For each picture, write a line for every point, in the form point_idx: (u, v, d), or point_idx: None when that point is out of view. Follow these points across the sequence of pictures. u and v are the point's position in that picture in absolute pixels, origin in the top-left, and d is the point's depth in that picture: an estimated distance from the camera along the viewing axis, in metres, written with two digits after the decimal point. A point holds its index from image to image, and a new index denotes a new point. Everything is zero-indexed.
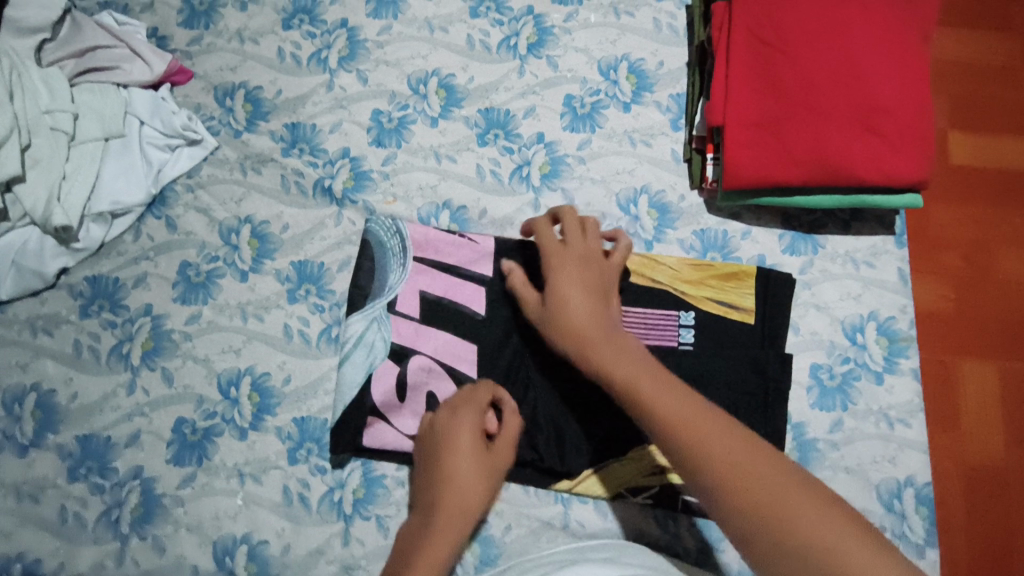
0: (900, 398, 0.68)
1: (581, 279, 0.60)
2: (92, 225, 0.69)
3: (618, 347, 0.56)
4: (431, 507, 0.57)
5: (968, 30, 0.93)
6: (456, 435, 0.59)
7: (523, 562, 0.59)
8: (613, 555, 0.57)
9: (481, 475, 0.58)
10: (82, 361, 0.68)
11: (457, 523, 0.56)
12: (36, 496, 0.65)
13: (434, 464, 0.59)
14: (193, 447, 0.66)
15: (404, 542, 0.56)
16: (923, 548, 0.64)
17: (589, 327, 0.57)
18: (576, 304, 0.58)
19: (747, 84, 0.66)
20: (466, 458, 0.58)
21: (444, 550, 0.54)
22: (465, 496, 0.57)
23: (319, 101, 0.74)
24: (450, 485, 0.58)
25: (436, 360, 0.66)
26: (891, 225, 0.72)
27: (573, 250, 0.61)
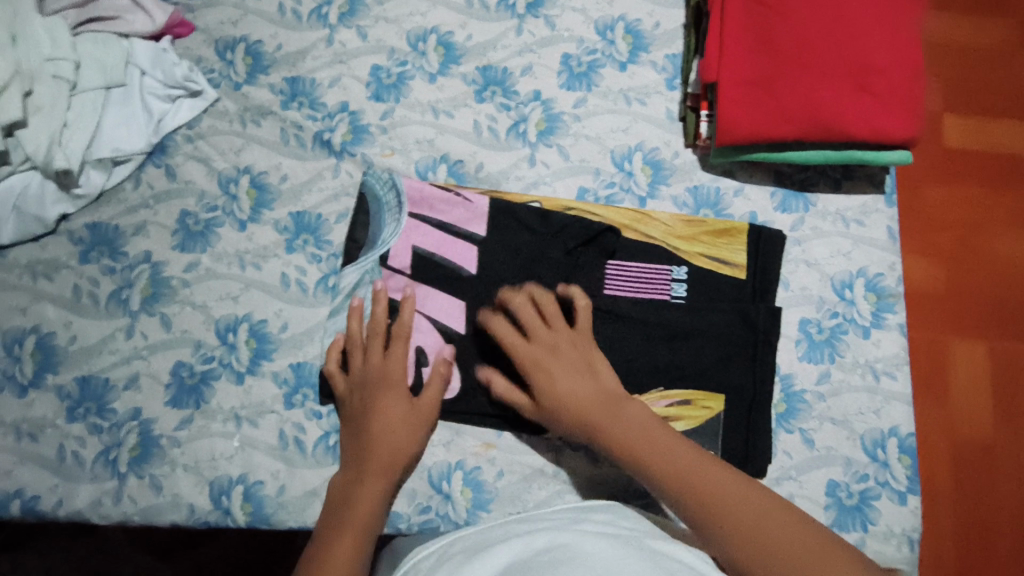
0: (887, 351, 0.69)
1: (563, 372, 0.62)
2: (93, 172, 0.70)
3: (617, 419, 0.59)
4: (358, 467, 0.61)
5: (959, 17, 1.03)
6: (383, 394, 0.63)
7: (527, 514, 0.58)
8: (613, 518, 0.57)
9: (408, 432, 0.62)
10: (82, 305, 0.69)
11: (386, 478, 0.60)
12: (35, 435, 0.66)
13: (361, 423, 0.63)
14: (190, 390, 0.67)
15: (336, 499, 0.59)
16: (906, 495, 0.65)
17: (590, 409, 0.60)
18: (567, 393, 0.61)
19: (741, 42, 0.67)
20: (393, 417, 0.62)
21: (376, 505, 0.58)
22: (392, 456, 0.61)
23: (319, 55, 0.75)
24: (377, 441, 0.61)
25: (425, 316, 0.67)
26: (881, 183, 0.73)
27: (552, 348, 0.63)
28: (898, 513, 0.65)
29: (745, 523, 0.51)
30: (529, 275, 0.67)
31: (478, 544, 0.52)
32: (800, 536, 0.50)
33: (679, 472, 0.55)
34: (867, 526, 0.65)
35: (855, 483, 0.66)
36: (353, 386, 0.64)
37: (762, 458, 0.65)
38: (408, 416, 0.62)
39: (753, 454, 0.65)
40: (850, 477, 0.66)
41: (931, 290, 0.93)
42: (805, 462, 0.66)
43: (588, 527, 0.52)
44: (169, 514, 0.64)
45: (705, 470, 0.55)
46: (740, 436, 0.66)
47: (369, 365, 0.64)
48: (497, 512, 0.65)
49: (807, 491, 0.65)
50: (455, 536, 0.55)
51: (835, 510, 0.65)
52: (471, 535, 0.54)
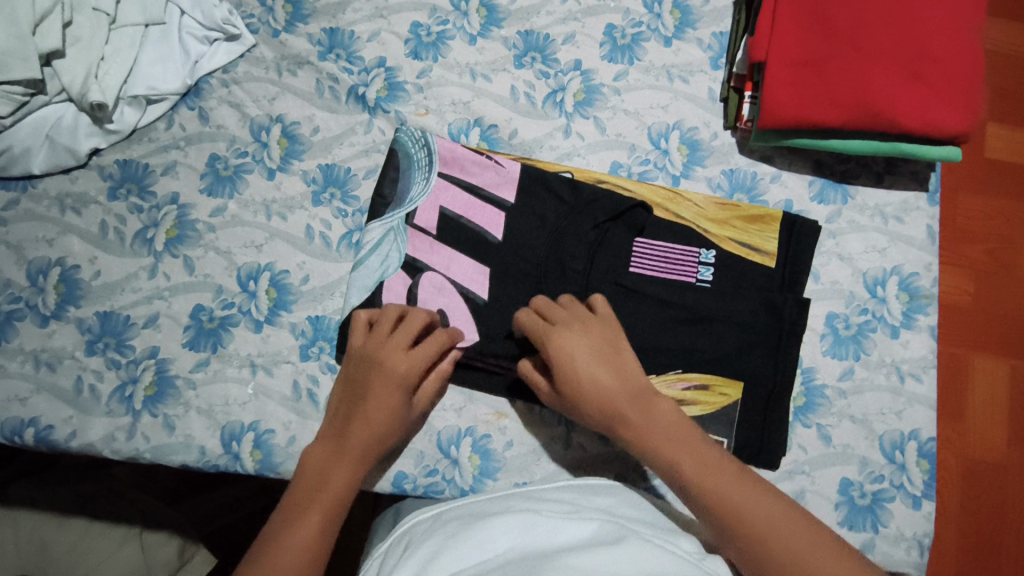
0: (915, 353, 0.68)
1: (587, 360, 0.58)
2: (127, 108, 0.70)
3: (645, 412, 0.57)
4: (339, 442, 0.59)
5: (1014, 21, 1.00)
6: (387, 381, 0.60)
7: (528, 491, 0.55)
8: (616, 504, 0.54)
9: (397, 425, 0.60)
10: (107, 242, 0.69)
11: (362, 465, 0.59)
12: (54, 365, 0.66)
13: (358, 396, 0.60)
14: (209, 334, 0.67)
15: (312, 469, 0.58)
16: (921, 501, 0.64)
17: (614, 401, 0.57)
18: (590, 388, 0.58)
19: (796, 20, 0.65)
20: (388, 408, 0.60)
21: (346, 489, 0.58)
22: (372, 443, 0.59)
23: (359, 8, 0.74)
24: (365, 424, 0.59)
25: (448, 280, 0.66)
26: (925, 181, 0.71)
27: (574, 333, 0.59)
28: (911, 517, 0.64)
29: (774, 533, 0.49)
30: (556, 245, 0.66)
31: (477, 518, 0.50)
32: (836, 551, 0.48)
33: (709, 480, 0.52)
34: (878, 528, 0.63)
35: (869, 483, 0.64)
36: (362, 353, 0.61)
37: (776, 449, 0.64)
38: (401, 410, 0.60)
39: (767, 446, 0.64)
40: (865, 476, 0.65)
41: (959, 307, 0.93)
42: (820, 458, 0.65)
43: (593, 516, 0.49)
44: (180, 455, 0.65)
45: (736, 479, 0.52)
46: (755, 427, 0.64)
47: (386, 343, 0.60)
48: (503, 481, 0.65)
49: (819, 486, 0.64)
50: (454, 505, 0.54)
51: (847, 509, 0.64)
52: (471, 507, 0.53)
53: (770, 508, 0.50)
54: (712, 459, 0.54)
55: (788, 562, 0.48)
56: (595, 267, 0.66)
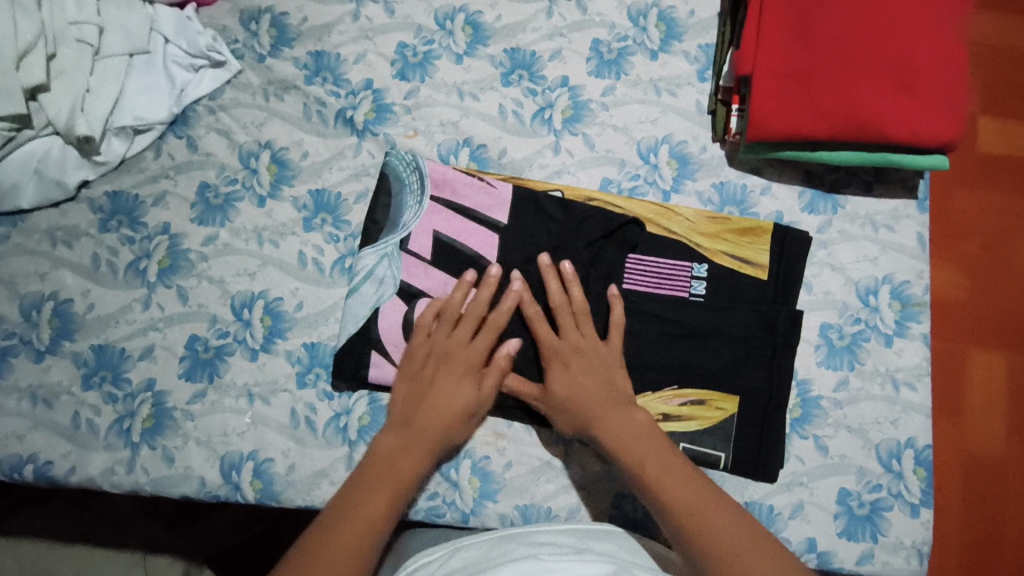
0: (909, 361, 0.68)
1: (580, 370, 0.62)
2: (114, 140, 0.69)
3: (624, 420, 0.60)
4: (406, 435, 0.60)
5: (1002, 13, 1.01)
6: (460, 375, 0.62)
7: (531, 534, 0.57)
8: (614, 549, 0.55)
9: (462, 421, 0.62)
10: (100, 274, 0.69)
11: (427, 457, 0.60)
12: (50, 401, 0.66)
13: (427, 387, 0.62)
14: (205, 364, 0.67)
15: (377, 457, 0.59)
16: (918, 508, 0.65)
17: (595, 408, 0.61)
18: (578, 397, 0.61)
19: (781, 32, 0.65)
20: (460, 399, 0.62)
21: (413, 475, 0.58)
22: (444, 437, 0.61)
23: (344, 30, 0.74)
24: (433, 412, 0.61)
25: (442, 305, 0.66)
26: (914, 188, 0.71)
27: (568, 344, 0.63)
28: (909, 526, 0.64)
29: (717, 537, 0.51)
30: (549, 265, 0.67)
31: (480, 564, 0.51)
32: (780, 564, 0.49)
33: (676, 494, 0.54)
34: (877, 537, 0.64)
35: (867, 493, 0.65)
36: (429, 346, 0.63)
37: (774, 463, 0.64)
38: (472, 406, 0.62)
39: (764, 458, 0.65)
40: (863, 486, 0.65)
41: (954, 303, 0.93)
42: (818, 469, 0.65)
43: (594, 558, 0.51)
44: (180, 486, 0.65)
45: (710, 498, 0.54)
46: (752, 440, 0.65)
47: (454, 340, 0.63)
48: (504, 502, 0.65)
49: (817, 498, 0.65)
50: (455, 549, 0.55)
51: (845, 519, 0.64)
52: (472, 551, 0.54)
53: (732, 526, 0.52)
54: (688, 474, 0.56)
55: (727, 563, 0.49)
56: (588, 286, 0.67)
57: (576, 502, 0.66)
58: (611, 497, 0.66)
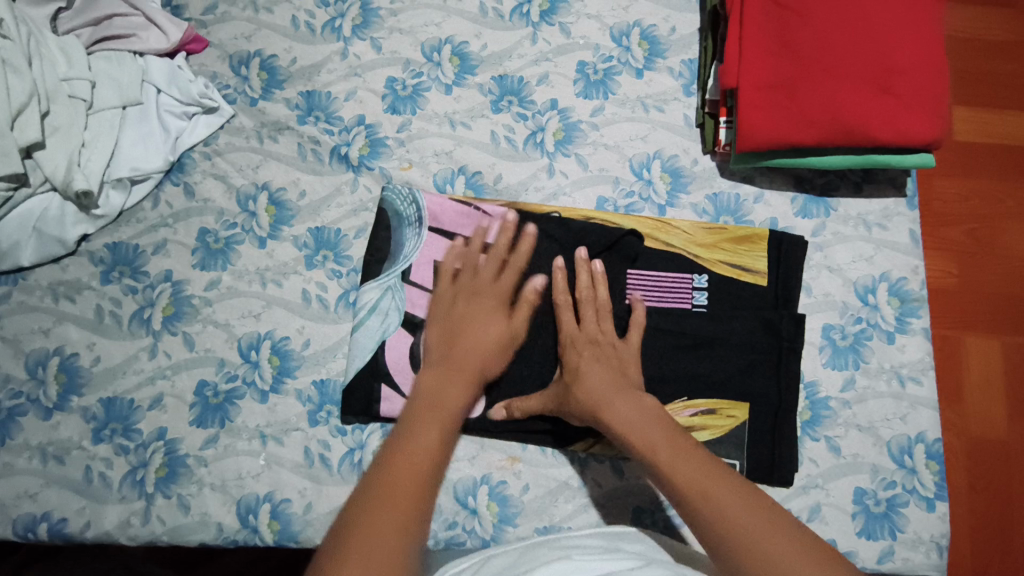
0: (912, 357, 0.69)
1: (593, 359, 0.62)
2: (112, 192, 0.70)
3: (632, 406, 0.58)
4: (450, 368, 0.60)
5: (970, 9, 1.05)
6: (493, 307, 0.64)
7: (557, 539, 0.57)
8: (644, 549, 0.55)
9: (497, 352, 0.63)
10: (104, 326, 0.69)
11: (473, 392, 0.59)
12: (62, 457, 0.66)
13: (458, 327, 0.63)
14: (215, 409, 0.67)
15: (422, 391, 0.58)
16: (934, 502, 0.65)
17: (603, 393, 0.59)
18: (592, 385, 0.60)
19: (763, 46, 0.67)
20: (495, 329, 0.63)
21: (459, 407, 0.57)
22: (483, 368, 0.61)
23: (333, 69, 0.75)
24: (471, 347, 0.62)
25: None
26: (903, 186, 0.73)
27: (586, 334, 0.64)
28: (927, 519, 0.65)
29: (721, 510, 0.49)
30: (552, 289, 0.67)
31: (513, 567, 0.52)
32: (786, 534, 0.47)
33: (687, 478, 0.52)
34: (896, 533, 0.64)
35: (883, 490, 0.65)
36: (460, 289, 0.65)
37: (788, 467, 0.65)
38: (505, 336, 0.64)
39: (779, 463, 0.65)
40: (878, 484, 0.66)
41: (945, 290, 0.95)
42: (832, 470, 0.66)
43: (626, 556, 0.51)
44: (198, 534, 0.64)
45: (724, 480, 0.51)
46: (766, 446, 0.65)
47: (480, 276, 0.66)
48: (524, 526, 0.65)
49: (834, 498, 0.65)
50: (487, 557, 0.56)
51: (863, 518, 0.65)
52: (503, 559, 0.55)
53: (735, 494, 0.50)
54: (701, 460, 0.53)
55: (727, 531, 0.48)
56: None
57: (596, 520, 0.66)
58: (631, 512, 0.66)
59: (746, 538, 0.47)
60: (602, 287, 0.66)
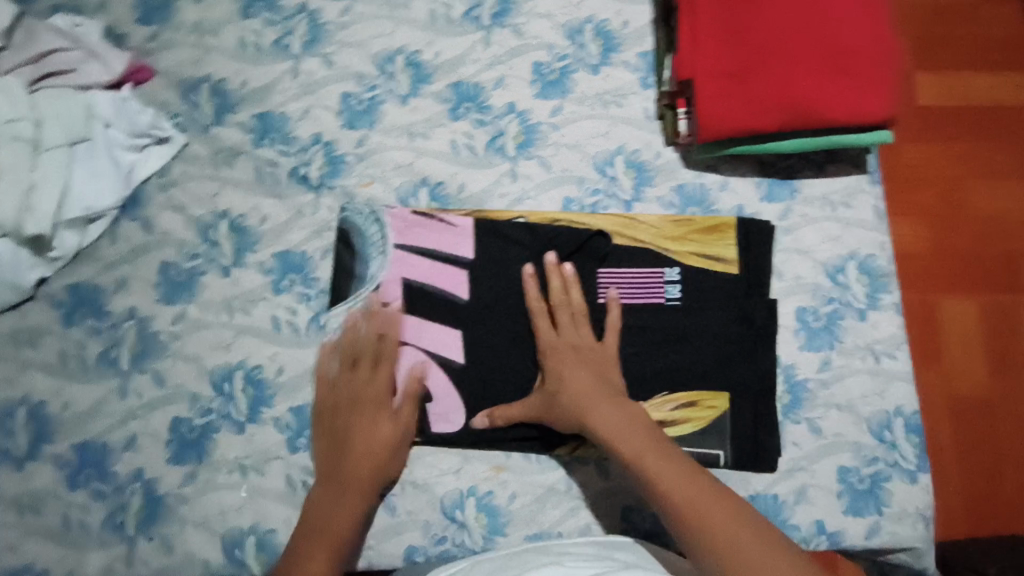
0: (886, 332, 0.69)
1: (575, 366, 0.62)
2: (66, 232, 0.68)
3: (615, 409, 0.59)
4: (338, 483, 0.61)
5: None
6: (374, 411, 0.63)
7: (552, 546, 0.58)
8: (636, 558, 0.56)
9: (389, 456, 0.63)
10: (70, 370, 0.67)
11: (366, 502, 0.61)
12: (38, 507, 0.64)
13: (338, 437, 0.63)
14: (192, 445, 0.66)
15: (313, 512, 0.61)
16: (917, 474, 0.66)
17: (588, 400, 0.60)
18: (579, 388, 0.61)
19: (714, 36, 0.67)
20: (380, 436, 0.63)
21: (349, 527, 0.60)
22: (375, 475, 0.62)
23: (285, 88, 0.73)
24: (358, 457, 0.62)
25: (424, 350, 0.66)
26: (865, 163, 0.73)
27: (565, 340, 0.64)
28: (911, 493, 0.65)
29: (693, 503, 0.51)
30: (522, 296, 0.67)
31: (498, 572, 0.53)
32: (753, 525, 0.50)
33: (668, 477, 0.53)
34: (881, 509, 0.65)
35: (866, 467, 0.66)
36: (341, 396, 0.65)
37: (771, 453, 0.65)
38: (395, 438, 0.63)
39: (761, 450, 0.65)
40: (861, 461, 0.66)
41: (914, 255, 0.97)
42: (815, 452, 0.66)
43: (615, 564, 0.52)
44: (184, 573, 0.63)
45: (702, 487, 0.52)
46: (748, 433, 0.66)
47: (357, 380, 0.64)
48: (514, 534, 0.65)
49: (819, 480, 0.65)
50: (475, 563, 0.57)
51: (849, 496, 0.65)
52: (491, 564, 0.56)
53: (707, 491, 0.52)
54: (683, 470, 0.54)
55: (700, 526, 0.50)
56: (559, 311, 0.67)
57: (586, 523, 0.65)
58: (620, 512, 0.66)
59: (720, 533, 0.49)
60: (574, 289, 0.66)
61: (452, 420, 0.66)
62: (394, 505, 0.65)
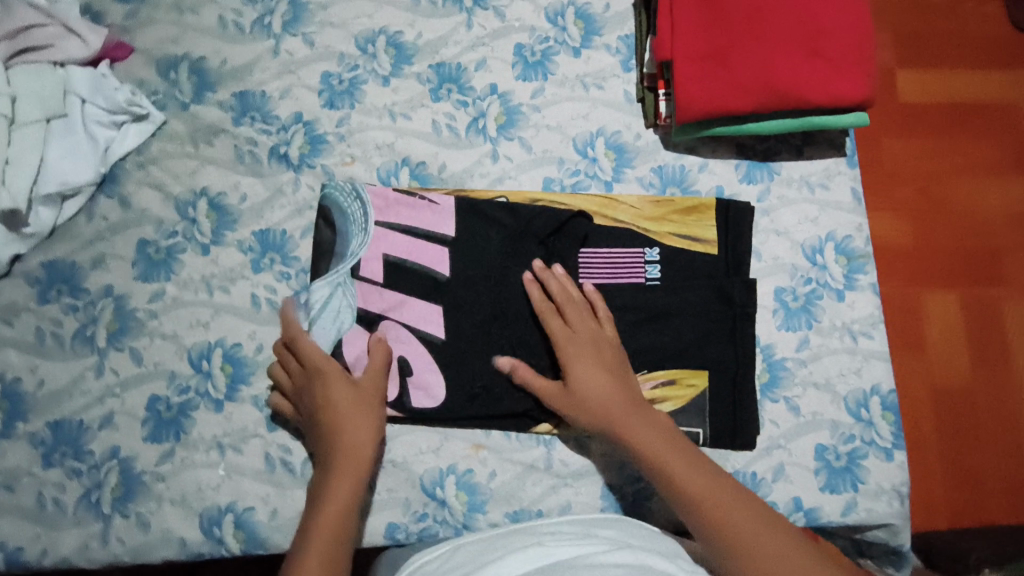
0: (862, 312, 0.70)
1: (593, 365, 0.63)
2: (42, 209, 0.67)
3: (640, 415, 0.61)
4: (325, 465, 0.59)
5: None
6: (324, 383, 0.62)
7: (533, 525, 0.57)
8: (619, 534, 0.55)
9: (360, 420, 0.61)
10: (45, 347, 0.67)
11: (357, 473, 0.59)
12: (11, 485, 0.63)
13: (314, 422, 0.61)
14: (169, 423, 0.65)
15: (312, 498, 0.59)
16: (892, 452, 0.66)
17: (612, 405, 0.61)
18: (600, 390, 0.61)
19: (693, 16, 0.67)
20: (337, 403, 0.61)
21: (349, 501, 0.57)
22: (353, 443, 0.60)
23: (266, 67, 0.73)
24: (346, 439, 0.60)
25: (405, 326, 0.66)
26: (842, 146, 0.74)
27: (582, 337, 0.64)
28: (886, 469, 0.66)
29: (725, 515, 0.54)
30: (503, 274, 0.67)
31: (480, 556, 0.52)
32: (780, 532, 0.54)
33: (698, 488, 0.56)
34: (857, 485, 0.66)
35: (843, 444, 0.66)
36: (289, 395, 0.64)
37: (749, 430, 0.66)
38: (357, 401, 0.61)
39: (740, 428, 0.66)
40: (837, 439, 0.67)
41: (896, 248, 1.04)
42: (793, 429, 0.67)
43: (599, 542, 0.52)
44: (161, 551, 0.63)
45: (733, 496, 0.56)
46: (727, 412, 0.66)
47: (294, 371, 0.64)
48: (494, 512, 0.65)
49: (796, 457, 0.66)
50: (458, 545, 0.56)
51: (826, 473, 0.66)
52: (472, 547, 0.55)
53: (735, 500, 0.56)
54: (711, 479, 0.57)
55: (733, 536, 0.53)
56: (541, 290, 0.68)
57: (566, 501, 0.66)
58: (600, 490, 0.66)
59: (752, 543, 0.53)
60: (577, 287, 0.66)
61: (432, 396, 0.65)
62: (374, 483, 0.65)
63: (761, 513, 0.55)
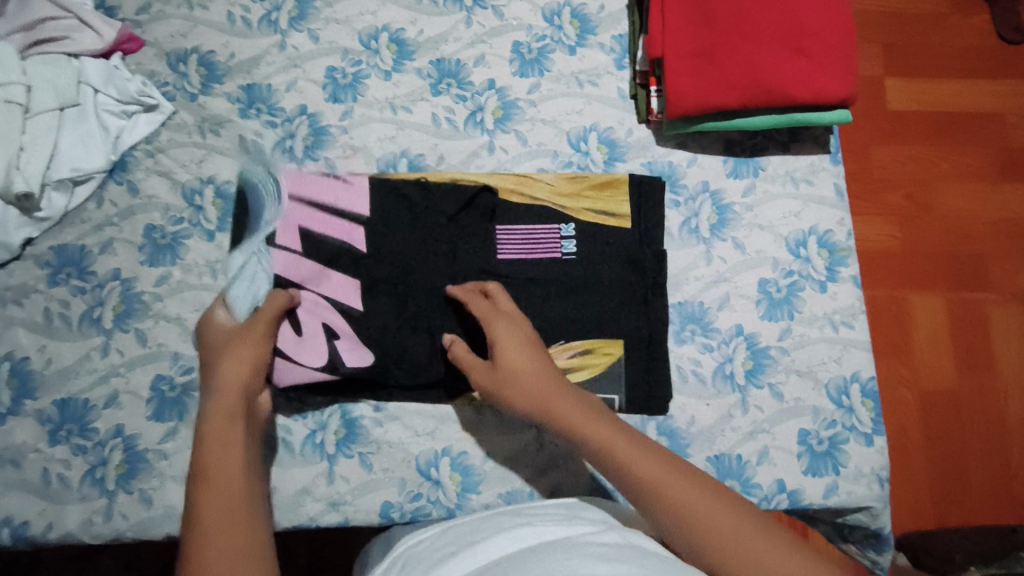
0: (843, 302, 0.72)
1: (511, 337, 0.62)
2: (54, 194, 0.70)
3: (565, 391, 0.59)
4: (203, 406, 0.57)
5: None
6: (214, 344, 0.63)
7: (522, 507, 0.59)
8: (604, 516, 0.57)
9: (234, 358, 0.59)
10: (53, 328, 0.69)
11: (233, 403, 0.56)
12: (18, 461, 0.65)
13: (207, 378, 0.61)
14: (173, 402, 0.67)
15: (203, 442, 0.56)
16: (872, 437, 0.69)
17: (535, 380, 0.60)
18: (519, 365, 0.61)
19: (683, 17, 0.70)
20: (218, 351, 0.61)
21: (230, 433, 0.54)
22: (229, 375, 0.58)
23: (272, 61, 0.76)
24: (222, 378, 0.58)
25: (323, 295, 0.67)
26: (826, 144, 0.77)
27: (502, 313, 0.64)
28: (866, 454, 0.68)
29: (669, 489, 0.50)
30: (424, 245, 0.69)
31: (473, 534, 0.53)
32: (731, 507, 0.49)
33: (637, 464, 0.52)
34: (838, 469, 0.68)
35: (824, 429, 0.69)
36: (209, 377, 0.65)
37: (661, 395, 0.68)
38: (235, 344, 0.61)
39: (654, 392, 0.68)
40: (820, 424, 0.69)
41: (886, 255, 1.06)
42: (776, 415, 0.69)
43: (583, 522, 0.54)
44: (163, 527, 0.65)
45: (677, 471, 0.52)
46: (640, 377, 0.68)
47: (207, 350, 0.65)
48: (487, 492, 0.67)
49: (780, 441, 0.68)
50: (445, 528, 0.57)
51: (808, 457, 0.68)
52: (462, 527, 0.56)
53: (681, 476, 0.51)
54: (654, 457, 0.53)
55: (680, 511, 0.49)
56: (457, 259, 0.69)
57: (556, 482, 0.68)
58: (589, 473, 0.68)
59: (701, 516, 0.48)
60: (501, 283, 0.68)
61: (360, 354, 0.66)
62: (370, 463, 0.67)
63: (709, 490, 0.50)
